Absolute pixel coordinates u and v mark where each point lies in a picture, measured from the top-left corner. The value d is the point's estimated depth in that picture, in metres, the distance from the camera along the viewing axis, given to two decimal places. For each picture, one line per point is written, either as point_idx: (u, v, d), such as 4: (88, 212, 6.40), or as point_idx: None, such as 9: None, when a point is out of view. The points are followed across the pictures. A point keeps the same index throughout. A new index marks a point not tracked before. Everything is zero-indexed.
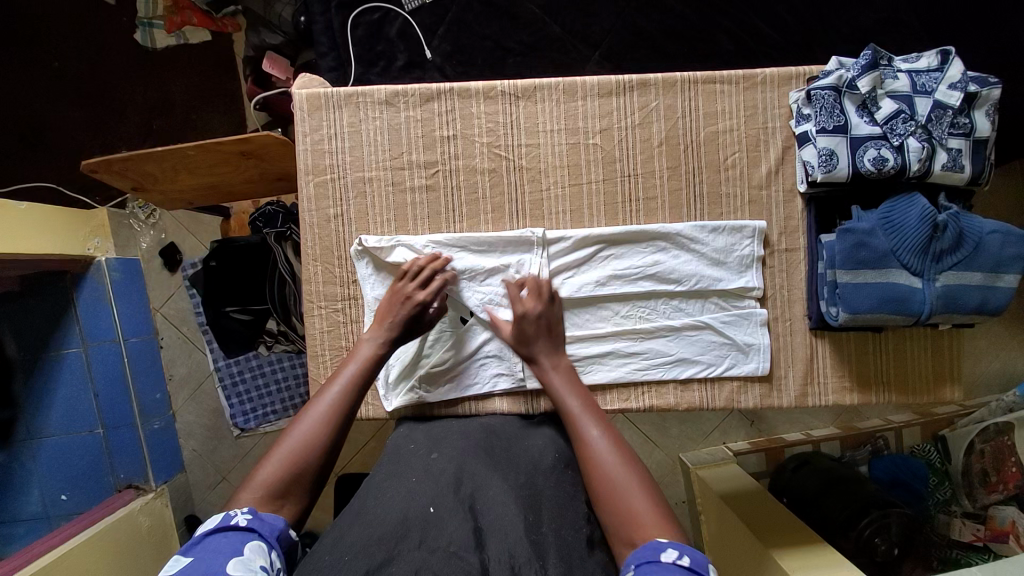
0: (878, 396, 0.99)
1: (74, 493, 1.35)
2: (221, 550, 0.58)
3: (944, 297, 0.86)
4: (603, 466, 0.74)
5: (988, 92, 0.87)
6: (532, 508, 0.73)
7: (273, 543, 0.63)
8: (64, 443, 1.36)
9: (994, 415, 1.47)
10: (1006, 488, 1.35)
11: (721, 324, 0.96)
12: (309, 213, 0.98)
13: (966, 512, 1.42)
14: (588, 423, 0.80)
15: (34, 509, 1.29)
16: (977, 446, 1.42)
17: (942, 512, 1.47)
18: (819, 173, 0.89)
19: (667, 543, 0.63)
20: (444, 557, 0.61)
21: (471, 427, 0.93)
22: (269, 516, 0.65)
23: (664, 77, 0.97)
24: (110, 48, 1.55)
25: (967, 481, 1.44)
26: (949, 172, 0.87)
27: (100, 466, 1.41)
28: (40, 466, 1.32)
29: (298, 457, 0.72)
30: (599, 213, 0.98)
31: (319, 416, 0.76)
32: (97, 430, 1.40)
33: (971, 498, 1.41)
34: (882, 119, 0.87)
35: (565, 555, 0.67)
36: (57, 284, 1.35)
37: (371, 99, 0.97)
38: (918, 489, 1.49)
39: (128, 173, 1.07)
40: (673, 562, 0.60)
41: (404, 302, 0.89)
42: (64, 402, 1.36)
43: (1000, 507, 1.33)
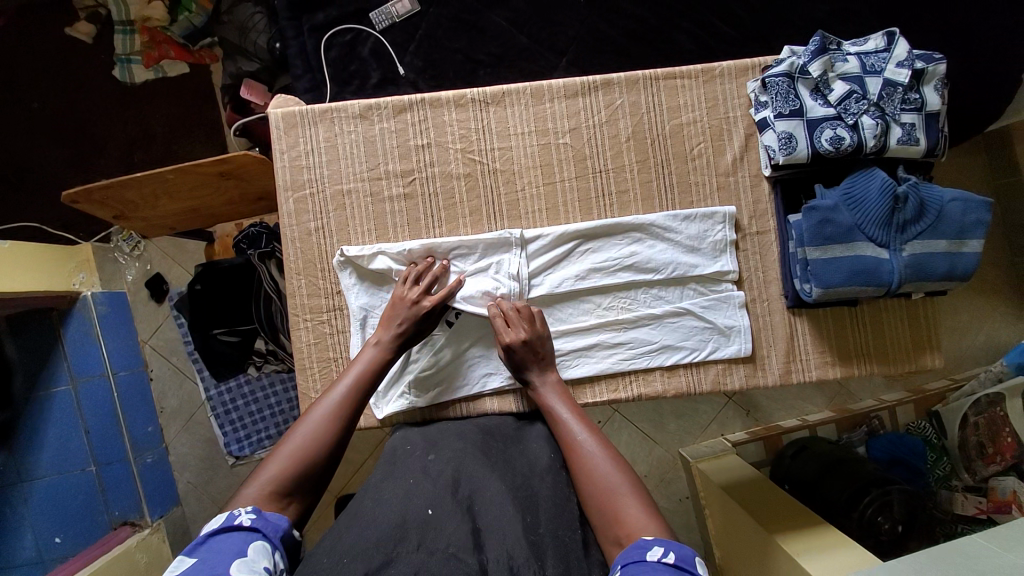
0: (860, 368, 1.01)
1: (68, 534, 1.32)
2: (224, 551, 0.59)
3: (912, 266, 0.89)
4: (592, 471, 0.76)
5: (934, 69, 0.91)
6: (529, 509, 0.73)
7: (277, 543, 0.64)
8: (57, 484, 1.33)
9: (985, 386, 1.48)
10: (1003, 459, 1.34)
11: (701, 309, 0.98)
12: (290, 228, 1.00)
13: (967, 486, 1.43)
14: (578, 428, 0.82)
15: (28, 554, 1.27)
16: (971, 419, 1.43)
17: (944, 487, 1.49)
18: (781, 155, 0.92)
19: (652, 541, 0.65)
20: (444, 560, 0.62)
21: (466, 427, 0.93)
22: (274, 516, 0.66)
23: (627, 76, 1.01)
24: (88, 86, 1.58)
25: (965, 455, 1.45)
26: (905, 146, 0.91)
27: (94, 504, 1.38)
28: (31, 510, 1.29)
29: (301, 456, 0.74)
30: (574, 208, 1.01)
31: (323, 417, 0.78)
32: (90, 468, 1.37)
33: (971, 472, 1.42)
34: (835, 100, 0.91)
35: (562, 556, 0.68)
36: (44, 321, 1.35)
37: (345, 114, 1.00)
38: (918, 467, 1.50)
39: (109, 201, 1.08)
40: (659, 560, 0.62)
41: (410, 307, 0.92)
42: (54, 442, 1.34)
43: (999, 478, 1.33)
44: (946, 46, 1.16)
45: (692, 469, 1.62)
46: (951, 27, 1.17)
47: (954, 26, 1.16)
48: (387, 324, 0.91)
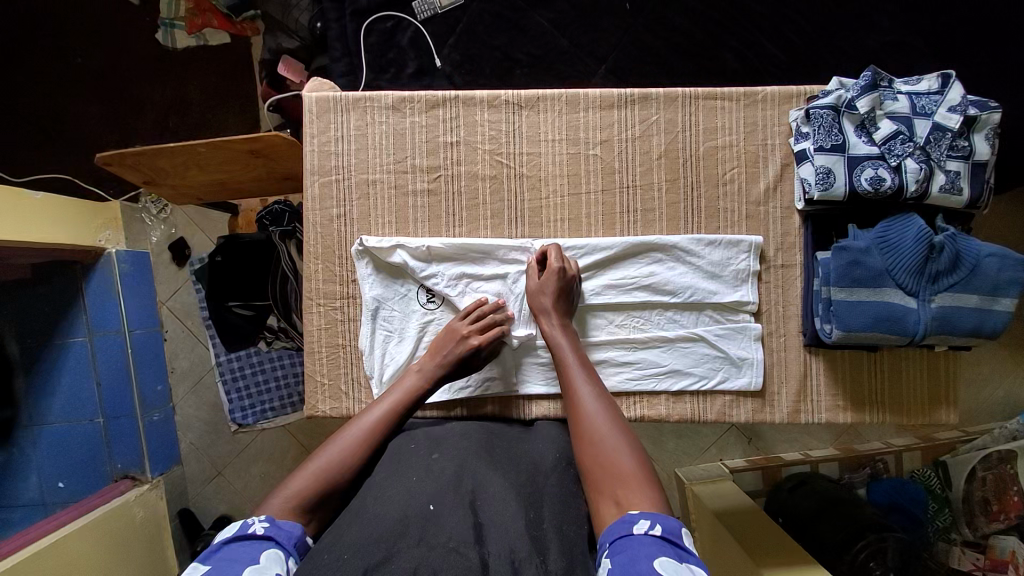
0: (871, 416, 0.99)
1: (71, 480, 1.36)
2: (238, 558, 0.62)
3: (939, 318, 0.86)
4: (590, 425, 0.79)
5: (987, 116, 0.87)
6: (532, 505, 0.73)
7: (290, 550, 0.67)
8: (64, 431, 1.38)
9: (997, 443, 1.45)
10: (1007, 518, 1.32)
11: (715, 337, 0.97)
12: (313, 213, 1.00)
13: (966, 540, 1.40)
14: (582, 383, 0.85)
15: (31, 494, 1.29)
16: (979, 474, 1.41)
17: (941, 540, 1.45)
18: (816, 191, 0.90)
19: (639, 513, 0.66)
20: (445, 554, 0.61)
21: (470, 428, 0.94)
22: (287, 524, 0.70)
23: (666, 92, 0.99)
24: (132, 47, 1.60)
25: (968, 508, 1.41)
26: (946, 195, 0.88)
27: (99, 454, 1.44)
28: (39, 452, 1.33)
29: (331, 473, 0.78)
30: (597, 222, 1.00)
31: (357, 439, 0.83)
32: (97, 419, 1.42)
33: (972, 527, 1.39)
34: (880, 140, 0.88)
35: (566, 548, 0.66)
36: (66, 274, 1.38)
37: (378, 104, 1.00)
38: (916, 514, 1.45)
39: (140, 167, 1.09)
40: (646, 532, 0.63)
41: (457, 344, 0.92)
42: (67, 388, 1.38)
43: (1001, 537, 1.32)
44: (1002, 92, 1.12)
45: (686, 491, 1.61)
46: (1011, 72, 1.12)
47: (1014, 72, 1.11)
48: (432, 356, 0.93)
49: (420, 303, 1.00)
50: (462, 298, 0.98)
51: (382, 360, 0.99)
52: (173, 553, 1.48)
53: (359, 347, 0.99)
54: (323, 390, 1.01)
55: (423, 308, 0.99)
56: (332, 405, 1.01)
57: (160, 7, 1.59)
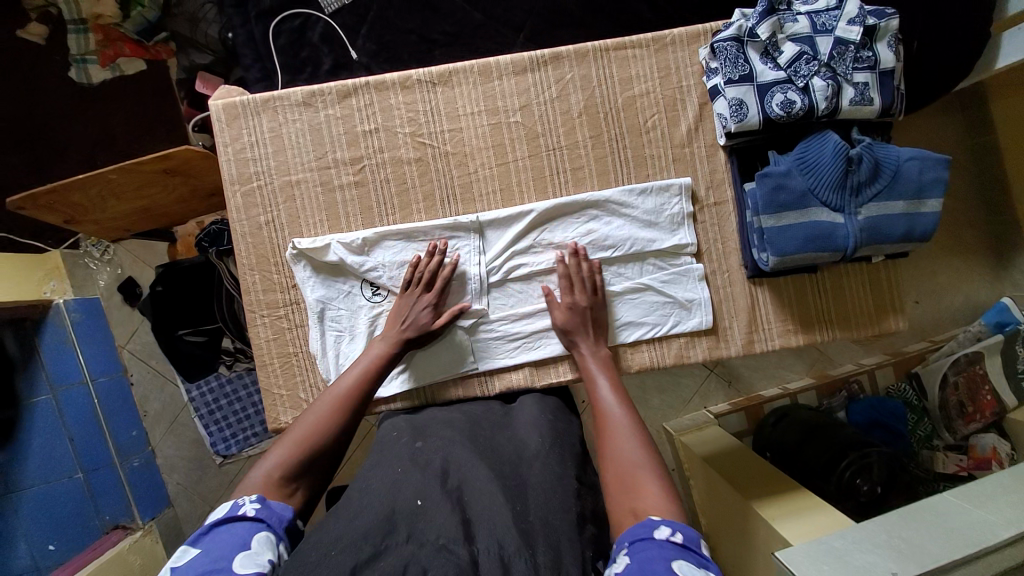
0: (821, 335, 1.01)
1: (62, 541, 1.32)
2: (229, 542, 0.60)
3: (867, 229, 0.88)
4: (616, 442, 0.77)
5: (886, 24, 0.89)
6: (518, 498, 0.69)
7: (282, 534, 0.65)
8: (47, 492, 1.33)
9: (964, 346, 1.54)
10: (983, 417, 1.43)
11: (661, 284, 0.98)
12: (241, 223, 0.98)
13: (948, 445, 1.50)
14: (610, 401, 0.84)
15: (25, 563, 1.27)
16: (951, 379, 1.48)
17: (924, 447, 1.53)
18: (733, 123, 0.90)
19: (660, 519, 0.63)
20: (434, 552, 0.60)
21: (453, 415, 0.92)
22: (278, 506, 0.67)
23: (576, 48, 0.98)
24: (40, 88, 1.53)
25: (945, 415, 1.50)
26: (858, 107, 0.89)
27: (85, 508, 1.38)
28: (24, 519, 1.29)
29: (310, 442, 0.76)
30: (529, 188, 0.99)
31: (329, 409, 0.81)
32: (77, 474, 1.37)
33: (951, 431, 1.49)
34: (785, 63, 0.89)
35: (554, 540, 0.64)
36: (17, 331, 1.34)
37: (288, 102, 0.97)
38: (898, 429, 1.52)
39: (55, 206, 1.05)
40: (667, 538, 0.60)
41: (415, 305, 0.93)
42: (40, 450, 1.33)
43: (981, 436, 1.42)
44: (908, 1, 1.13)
45: (675, 443, 1.63)
46: None
47: None
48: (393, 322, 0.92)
49: (365, 298, 0.98)
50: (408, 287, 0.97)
51: (336, 361, 0.97)
52: None
53: (311, 351, 0.98)
54: (284, 401, 0.99)
55: (369, 302, 0.97)
56: (295, 414, 0.99)
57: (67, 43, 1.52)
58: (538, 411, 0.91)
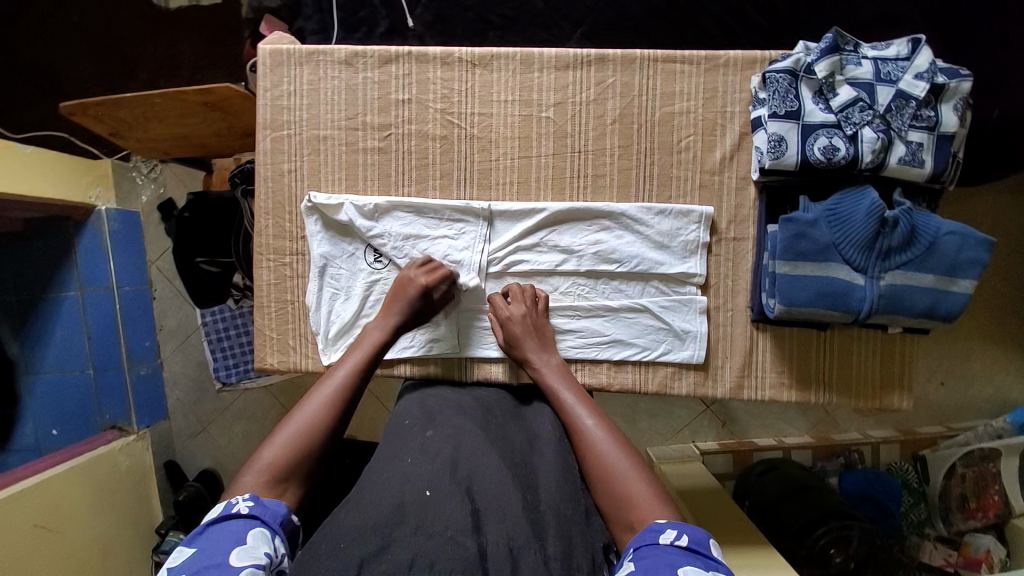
0: (817, 396, 0.97)
1: (64, 428, 1.43)
2: (224, 540, 0.62)
3: (888, 297, 0.83)
4: (595, 454, 0.77)
5: (957, 85, 0.82)
6: (528, 488, 0.71)
7: (276, 529, 0.67)
8: (58, 381, 1.44)
9: (979, 439, 1.43)
10: (985, 516, 1.34)
11: (659, 309, 0.96)
12: (265, 167, 1.01)
13: (939, 536, 1.43)
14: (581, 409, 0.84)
15: (27, 441, 1.37)
16: (958, 471, 1.39)
17: (914, 533, 1.46)
18: (767, 159, 0.86)
19: (666, 523, 0.67)
20: (443, 544, 0.58)
21: (465, 400, 0.92)
22: (272, 503, 0.69)
23: (624, 53, 0.95)
24: (120, 5, 1.61)
25: (944, 504, 1.42)
26: (906, 167, 0.83)
27: (89, 405, 1.48)
28: (35, 400, 1.40)
29: (310, 434, 0.77)
30: (546, 186, 0.98)
31: (324, 402, 0.80)
32: (88, 371, 1.47)
33: (946, 523, 1.41)
34: (837, 107, 0.84)
35: (566, 530, 0.67)
36: (58, 229, 1.43)
37: (331, 58, 0.99)
38: (889, 508, 1.46)
39: (104, 118, 1.11)
40: (672, 543, 0.64)
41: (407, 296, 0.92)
42: (60, 341, 1.44)
43: (976, 536, 1.35)
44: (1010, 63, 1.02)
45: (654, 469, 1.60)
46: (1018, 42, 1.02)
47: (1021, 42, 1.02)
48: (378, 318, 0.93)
49: (366, 263, 1.00)
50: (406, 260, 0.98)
51: (328, 316, 0.99)
52: (158, 501, 1.55)
53: (305, 303, 1.00)
54: (272, 343, 1.02)
55: (369, 268, 0.99)
56: (280, 358, 1.02)
57: None
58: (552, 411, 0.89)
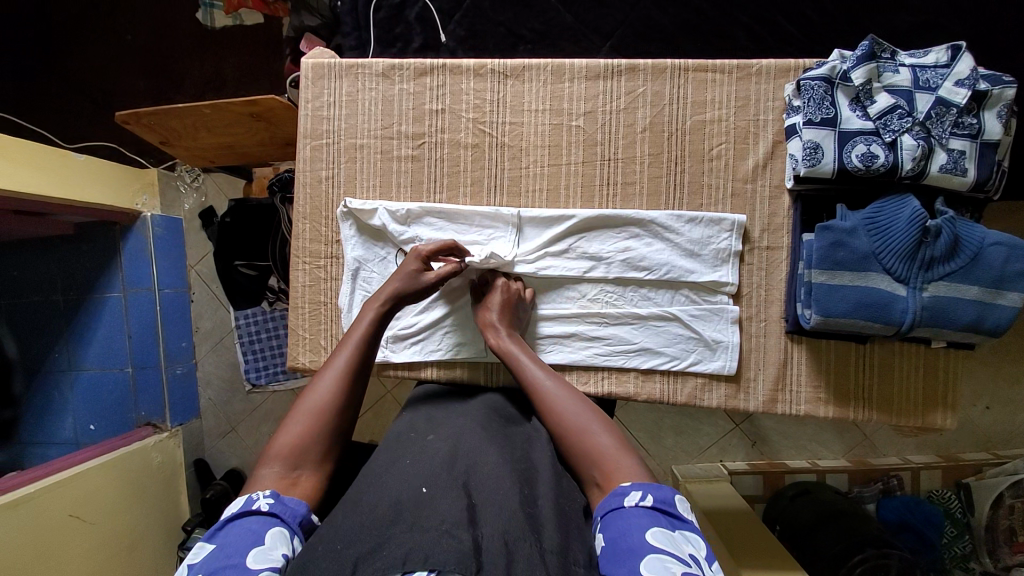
0: (855, 412, 0.93)
1: (101, 424, 1.50)
2: (243, 539, 0.60)
3: (931, 309, 0.80)
4: (554, 413, 0.78)
5: (1000, 92, 0.81)
6: (527, 483, 0.71)
7: (296, 529, 0.65)
8: (97, 377, 1.50)
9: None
10: None
11: (690, 318, 0.94)
12: (304, 174, 1.05)
13: (987, 570, 1.36)
14: (539, 373, 0.84)
15: (68, 433, 1.45)
16: (1007, 500, 1.31)
17: (959, 568, 1.40)
18: (803, 167, 0.85)
19: (630, 485, 0.66)
20: (438, 535, 0.58)
21: (472, 407, 0.90)
22: (291, 501, 0.67)
23: (654, 63, 0.96)
24: (172, 24, 1.71)
25: (990, 537, 1.34)
26: (949, 175, 0.81)
27: (126, 401, 1.54)
28: (74, 395, 1.48)
29: (319, 419, 0.75)
30: (576, 193, 0.99)
31: (332, 383, 0.79)
32: (127, 368, 1.52)
33: (993, 557, 1.34)
34: (875, 114, 0.83)
35: (563, 525, 0.65)
36: (107, 232, 1.50)
37: (369, 71, 1.03)
38: (930, 537, 1.38)
39: (155, 126, 1.17)
40: (638, 504, 0.63)
41: (411, 277, 0.91)
42: (102, 339, 1.50)
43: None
44: None
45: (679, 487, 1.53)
46: None
47: None
48: (378, 295, 0.89)
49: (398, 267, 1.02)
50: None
51: None
52: (186, 499, 1.58)
53: (339, 305, 1.03)
54: (304, 343, 1.05)
55: None
56: (311, 358, 1.05)
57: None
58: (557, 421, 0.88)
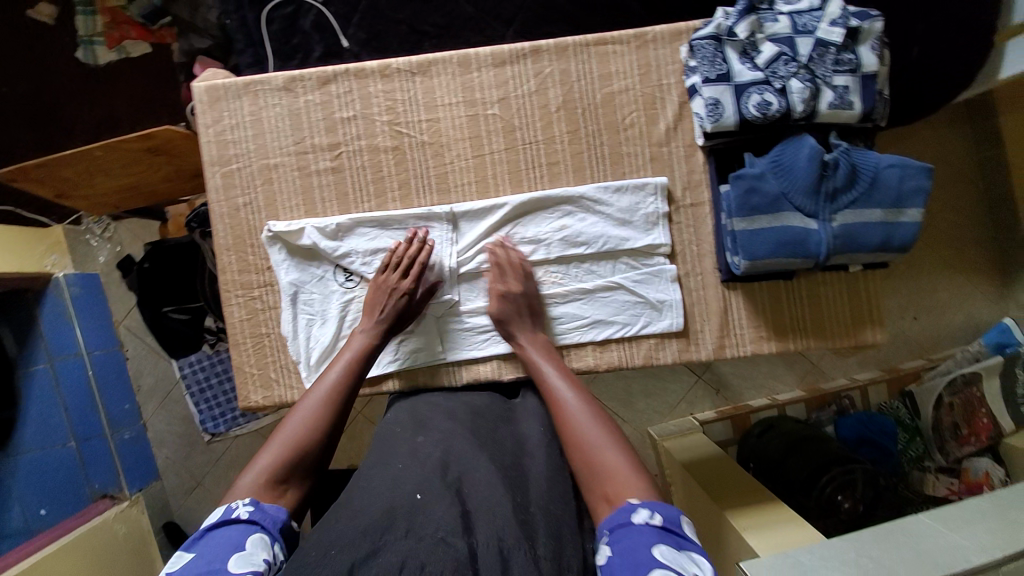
0: (795, 343, 1.00)
1: (53, 506, 1.38)
2: (225, 545, 0.63)
3: (841, 237, 0.86)
4: (572, 428, 0.79)
5: (869, 26, 0.87)
6: (518, 488, 0.73)
7: (275, 534, 0.68)
8: (40, 458, 1.38)
9: (960, 365, 1.51)
10: (978, 440, 1.41)
11: (633, 283, 0.97)
12: (218, 204, 0.99)
13: (940, 466, 1.48)
14: (559, 386, 0.85)
15: (16, 523, 1.33)
16: (946, 400, 1.46)
17: (916, 468, 1.52)
18: (708, 123, 0.89)
19: (639, 503, 0.67)
20: (433, 545, 0.60)
21: (455, 407, 0.92)
22: (272, 508, 0.71)
23: (556, 42, 0.97)
24: (48, 67, 1.57)
25: (938, 436, 1.49)
26: (837, 110, 0.87)
27: (75, 477, 1.42)
28: (18, 481, 1.35)
29: (299, 443, 0.79)
30: (503, 180, 0.99)
31: (316, 409, 0.83)
32: (69, 443, 1.41)
33: (944, 453, 1.46)
34: (763, 63, 0.88)
35: (554, 529, 0.69)
36: (18, 304, 1.39)
37: (269, 86, 0.99)
38: (885, 446, 1.49)
39: (45, 180, 1.08)
40: (646, 522, 0.64)
41: (390, 292, 0.93)
42: (35, 419, 1.38)
43: (976, 460, 1.42)
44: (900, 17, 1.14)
45: (658, 448, 1.61)
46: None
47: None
48: (367, 324, 0.93)
49: (338, 283, 0.99)
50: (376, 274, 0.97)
51: (306, 343, 0.98)
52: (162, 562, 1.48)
53: (282, 333, 0.99)
54: (254, 380, 1.00)
55: (342, 287, 0.98)
56: (264, 393, 1.00)
57: (76, 24, 1.56)
58: (541, 403, 0.92)
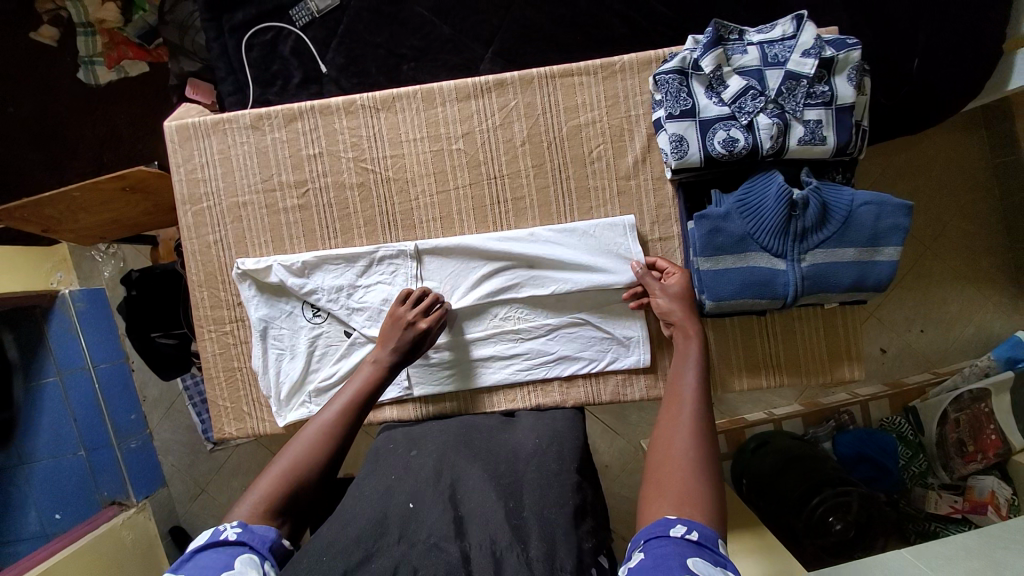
0: (767, 379, 0.97)
1: (68, 511, 1.36)
2: (211, 566, 0.56)
3: (812, 277, 0.83)
4: (671, 428, 0.72)
5: (846, 56, 0.83)
6: (511, 494, 0.70)
7: (266, 554, 0.61)
8: (52, 466, 1.36)
9: (968, 381, 1.40)
10: (986, 457, 1.32)
11: (599, 320, 0.96)
12: (191, 242, 1.01)
13: (943, 483, 1.39)
14: (688, 384, 0.77)
15: (32, 527, 1.33)
16: (952, 416, 1.36)
17: (918, 485, 1.41)
18: (673, 160, 0.87)
19: (675, 517, 0.60)
20: (426, 551, 0.60)
21: (451, 423, 0.91)
22: (261, 528, 0.64)
23: (521, 74, 0.95)
24: None
25: (942, 452, 1.39)
26: (808, 146, 0.84)
27: (86, 484, 1.39)
28: (33, 486, 1.35)
29: (302, 471, 0.72)
30: (468, 217, 0.99)
31: (317, 438, 0.75)
32: (80, 452, 1.38)
33: (948, 470, 1.38)
34: (730, 98, 0.85)
35: (549, 533, 0.64)
36: (29, 318, 1.36)
37: (236, 125, 1.00)
38: (888, 466, 1.37)
39: (30, 219, 1.11)
40: (682, 537, 0.57)
41: (400, 323, 0.90)
42: (46, 428, 1.36)
43: (979, 478, 1.32)
44: (889, 37, 1.08)
45: None
46: (887, 20, 1.08)
47: (888, 19, 1.08)
48: (377, 354, 0.88)
49: (306, 319, 1.00)
50: (342, 310, 0.98)
51: (276, 378, 0.99)
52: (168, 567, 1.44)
53: (253, 368, 1.01)
54: (227, 414, 1.03)
55: (309, 323, 0.99)
56: (237, 426, 1.03)
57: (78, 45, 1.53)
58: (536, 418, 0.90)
